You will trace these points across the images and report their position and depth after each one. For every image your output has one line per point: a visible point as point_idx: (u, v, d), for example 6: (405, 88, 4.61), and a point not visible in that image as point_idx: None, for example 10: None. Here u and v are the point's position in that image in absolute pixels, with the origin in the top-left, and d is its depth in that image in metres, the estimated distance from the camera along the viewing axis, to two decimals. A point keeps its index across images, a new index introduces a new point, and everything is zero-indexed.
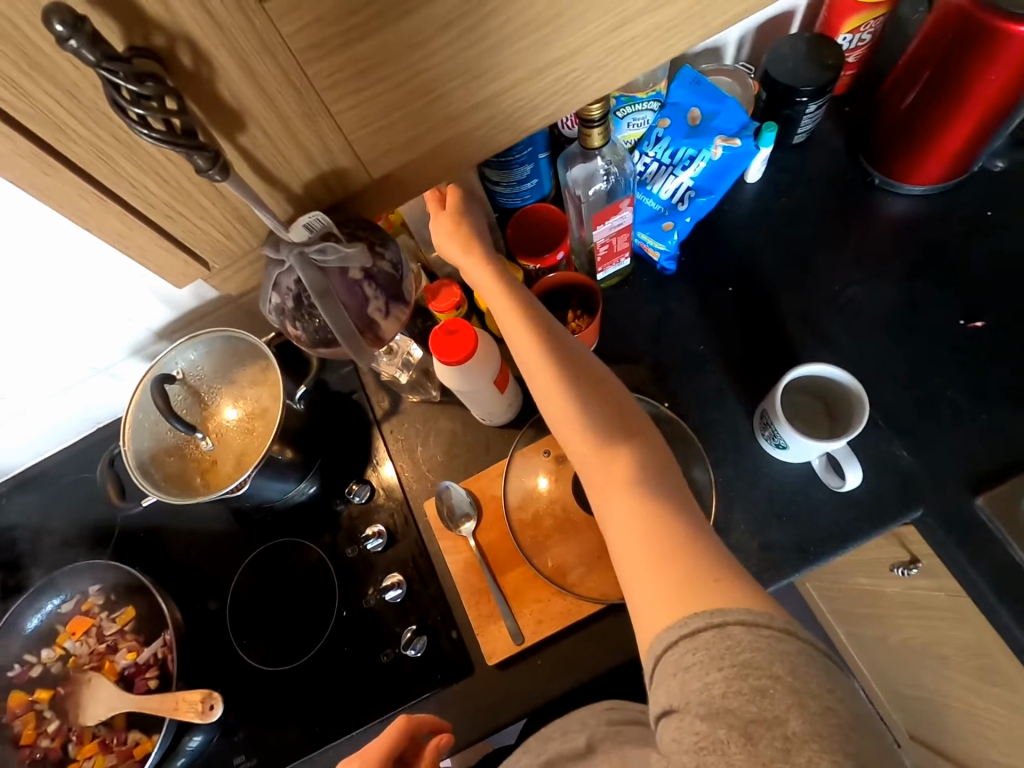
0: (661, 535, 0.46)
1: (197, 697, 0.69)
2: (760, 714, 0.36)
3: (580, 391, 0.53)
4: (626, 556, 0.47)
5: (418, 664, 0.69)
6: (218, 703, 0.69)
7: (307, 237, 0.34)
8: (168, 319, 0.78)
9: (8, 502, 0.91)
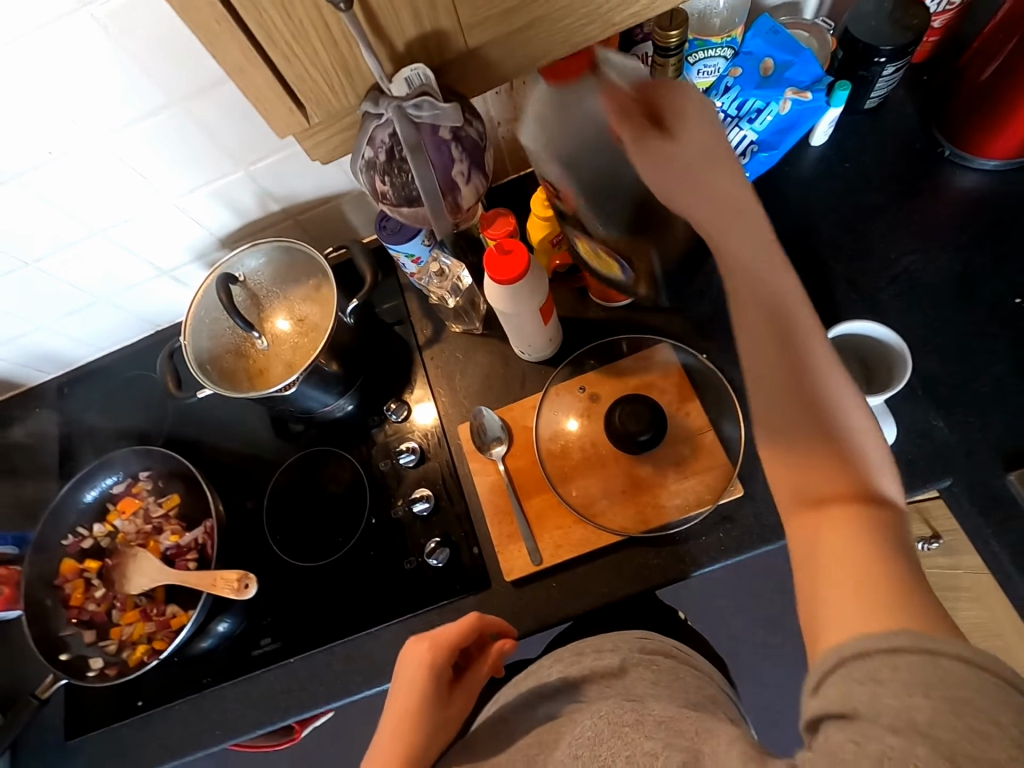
0: (865, 571, 0.40)
1: (233, 576, 0.74)
2: (974, 751, 0.30)
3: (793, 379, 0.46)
4: (819, 555, 0.42)
5: (439, 573, 0.73)
6: (252, 584, 0.74)
7: (408, 91, 0.36)
8: (232, 226, 0.82)
9: (70, 391, 0.97)
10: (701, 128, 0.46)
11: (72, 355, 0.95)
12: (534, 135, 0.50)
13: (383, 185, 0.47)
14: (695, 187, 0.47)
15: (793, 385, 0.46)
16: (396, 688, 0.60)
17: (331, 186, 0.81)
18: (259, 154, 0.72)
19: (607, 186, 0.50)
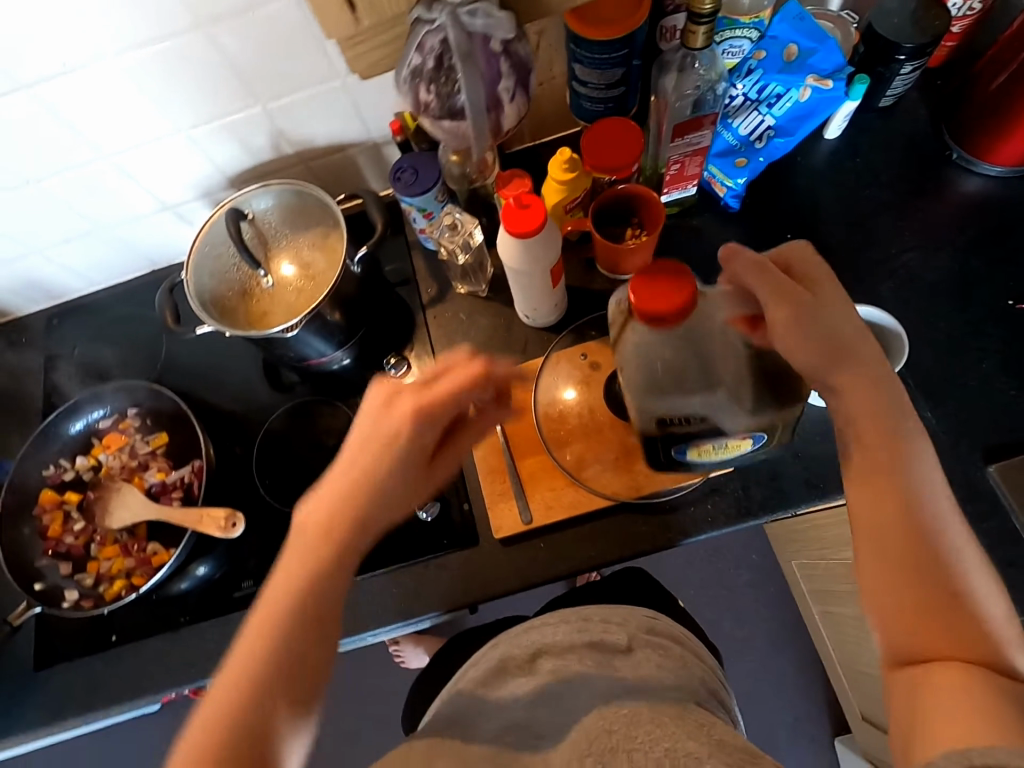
0: (977, 718, 0.42)
1: (221, 514, 0.74)
2: None
3: (917, 524, 0.49)
4: (933, 694, 0.45)
5: (428, 527, 0.74)
6: (239, 524, 0.74)
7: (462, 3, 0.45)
8: (243, 165, 0.81)
9: (59, 324, 0.95)
10: (819, 287, 0.53)
11: (63, 286, 0.93)
12: (639, 383, 0.59)
13: (427, 96, 0.54)
14: (833, 359, 0.51)
15: (905, 541, 0.49)
16: (359, 435, 0.50)
17: (346, 135, 0.81)
18: (279, 92, 0.72)
19: (745, 374, 0.56)
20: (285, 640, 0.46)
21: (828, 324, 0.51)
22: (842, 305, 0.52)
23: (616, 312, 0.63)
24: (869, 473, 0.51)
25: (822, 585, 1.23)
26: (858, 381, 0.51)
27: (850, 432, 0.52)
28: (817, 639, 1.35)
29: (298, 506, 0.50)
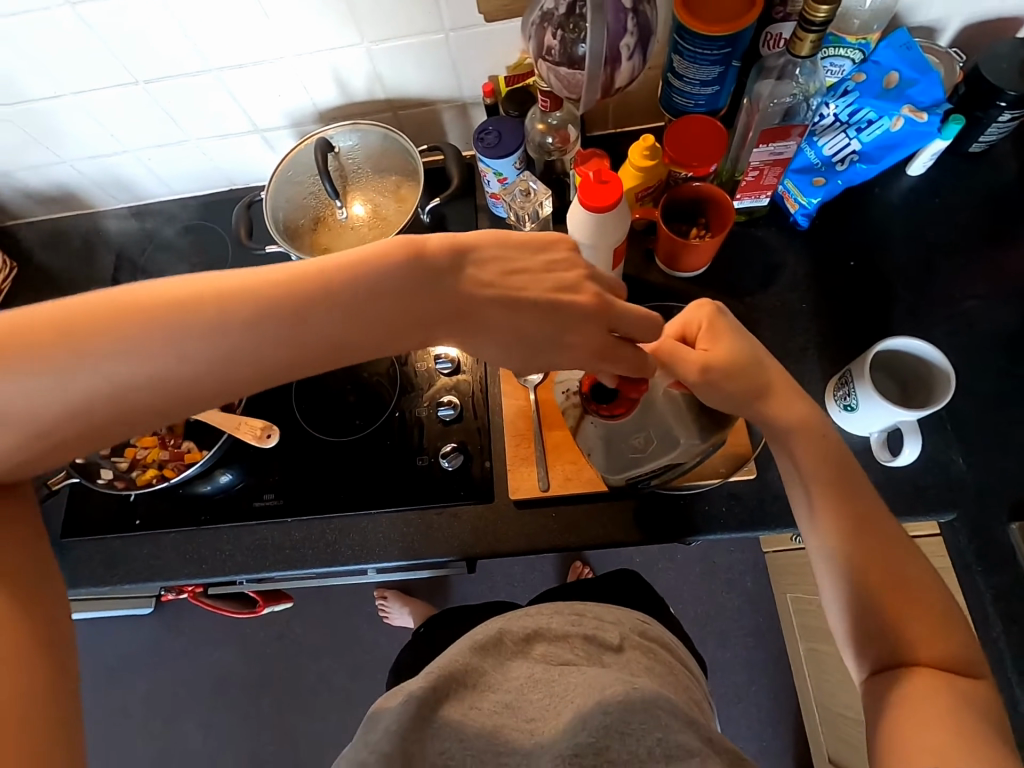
0: (954, 736, 0.43)
1: (259, 425, 0.74)
2: None
3: (868, 537, 0.53)
4: (906, 704, 0.46)
5: (447, 475, 0.76)
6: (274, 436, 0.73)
7: None
8: (336, 102, 0.84)
9: (135, 225, 1.00)
10: (717, 343, 0.58)
11: (146, 188, 0.98)
12: (610, 463, 0.69)
13: (552, 41, 0.62)
14: (758, 397, 0.57)
15: (865, 555, 0.52)
16: (541, 285, 0.50)
17: (437, 91, 0.83)
18: (385, 35, 0.74)
19: (681, 414, 0.65)
20: (219, 321, 0.43)
21: (736, 372, 0.57)
22: (741, 345, 0.58)
23: (566, 400, 0.71)
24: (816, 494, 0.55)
25: (813, 622, 1.23)
26: (787, 405, 0.57)
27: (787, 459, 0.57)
28: (800, 677, 1.34)
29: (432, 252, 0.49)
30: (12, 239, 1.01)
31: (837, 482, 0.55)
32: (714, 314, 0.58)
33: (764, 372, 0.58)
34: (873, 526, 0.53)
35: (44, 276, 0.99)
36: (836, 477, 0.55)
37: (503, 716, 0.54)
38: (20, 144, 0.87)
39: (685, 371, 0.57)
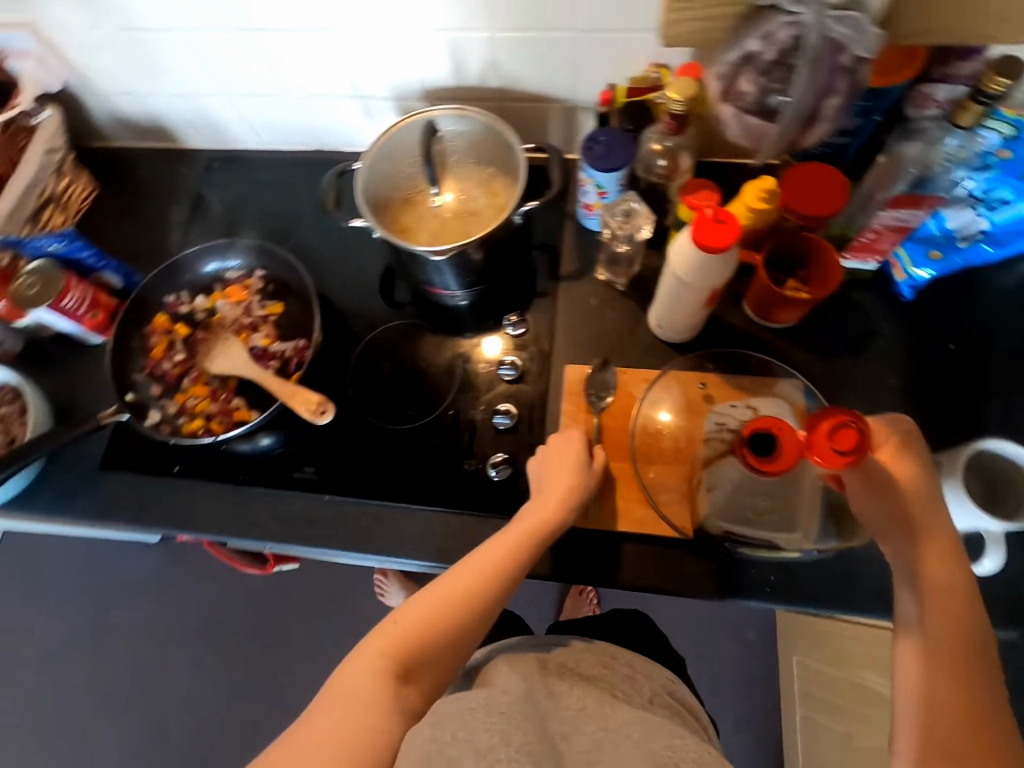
0: None
1: (313, 399, 0.72)
2: None
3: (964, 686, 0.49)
4: None
5: (492, 486, 0.74)
6: (328, 414, 0.72)
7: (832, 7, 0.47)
8: (445, 82, 0.81)
9: (217, 169, 0.99)
10: (893, 471, 0.54)
11: (236, 135, 0.97)
12: (723, 507, 0.67)
13: (749, 84, 0.53)
14: (909, 534, 0.53)
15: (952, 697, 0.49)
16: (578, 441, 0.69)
17: (551, 90, 0.80)
18: (513, 25, 0.71)
19: (811, 510, 0.65)
20: (509, 577, 0.60)
21: (899, 498, 0.53)
22: (927, 479, 0.54)
23: (715, 432, 0.70)
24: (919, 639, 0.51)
25: (820, 692, 1.19)
26: (938, 559, 0.52)
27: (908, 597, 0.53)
28: (790, 743, 1.31)
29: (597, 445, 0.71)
30: (95, 162, 1.00)
31: (956, 620, 0.51)
32: (902, 437, 0.55)
33: (932, 505, 0.53)
34: (969, 693, 0.49)
35: (123, 205, 0.99)
36: (954, 616, 0.51)
37: (558, 741, 0.52)
38: (123, 72, 0.86)
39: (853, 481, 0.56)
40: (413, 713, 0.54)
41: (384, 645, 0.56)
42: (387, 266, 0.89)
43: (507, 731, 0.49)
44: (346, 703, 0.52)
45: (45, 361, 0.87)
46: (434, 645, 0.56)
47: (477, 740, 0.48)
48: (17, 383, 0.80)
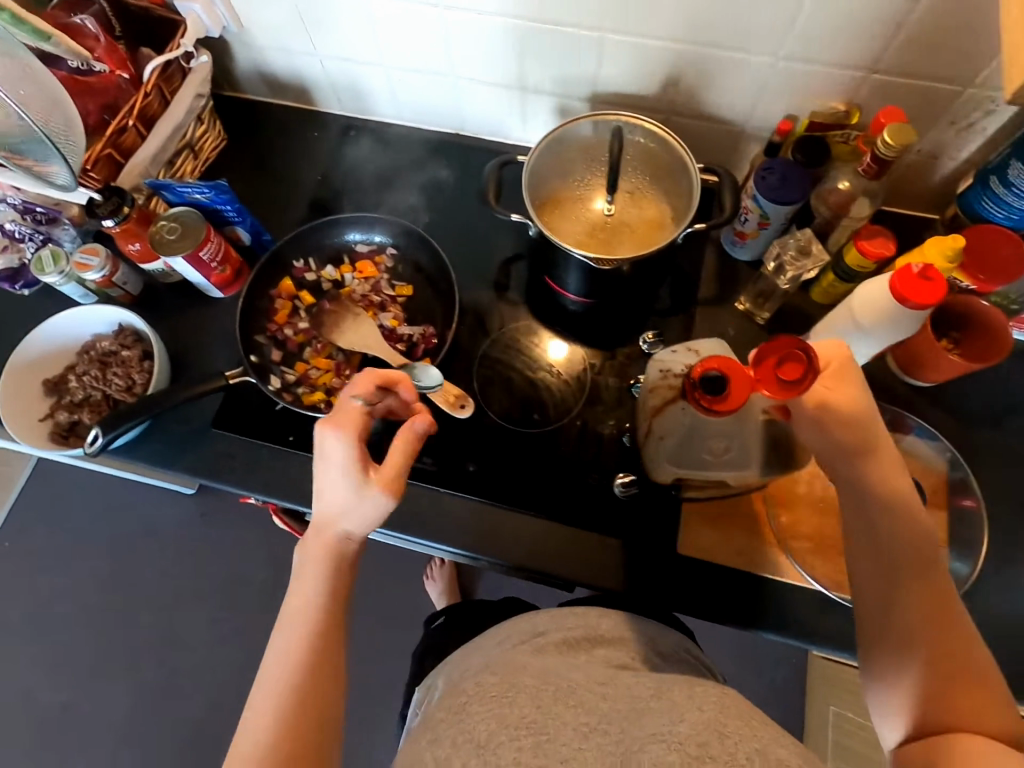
0: None
1: (453, 393, 0.71)
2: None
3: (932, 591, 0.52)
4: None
5: (617, 505, 0.73)
6: (466, 410, 0.71)
7: None
8: (618, 87, 0.79)
9: (352, 138, 0.97)
10: (851, 385, 0.53)
11: (377, 106, 0.95)
12: (679, 451, 0.63)
13: None
14: (867, 453, 0.54)
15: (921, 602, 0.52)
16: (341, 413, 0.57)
17: (728, 111, 0.78)
18: (716, 41, 0.69)
19: (756, 441, 0.61)
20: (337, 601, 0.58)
21: (858, 414, 0.53)
22: (865, 396, 0.54)
23: (661, 380, 0.65)
24: (887, 554, 0.53)
25: (857, 748, 1.19)
26: (894, 472, 0.54)
27: (869, 511, 0.54)
28: None
29: (401, 376, 0.60)
30: (227, 112, 0.98)
31: (910, 526, 0.53)
32: (843, 363, 0.54)
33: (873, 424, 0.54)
34: (936, 584, 0.52)
35: (252, 160, 0.97)
36: (904, 524, 0.53)
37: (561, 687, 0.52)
38: (286, 28, 0.84)
39: (805, 401, 0.53)
40: None
41: (277, 654, 0.56)
42: (510, 259, 0.87)
43: (503, 713, 0.49)
44: (279, 702, 0.54)
45: (162, 309, 0.86)
46: (322, 631, 0.57)
47: (476, 735, 0.48)
48: (142, 331, 0.80)
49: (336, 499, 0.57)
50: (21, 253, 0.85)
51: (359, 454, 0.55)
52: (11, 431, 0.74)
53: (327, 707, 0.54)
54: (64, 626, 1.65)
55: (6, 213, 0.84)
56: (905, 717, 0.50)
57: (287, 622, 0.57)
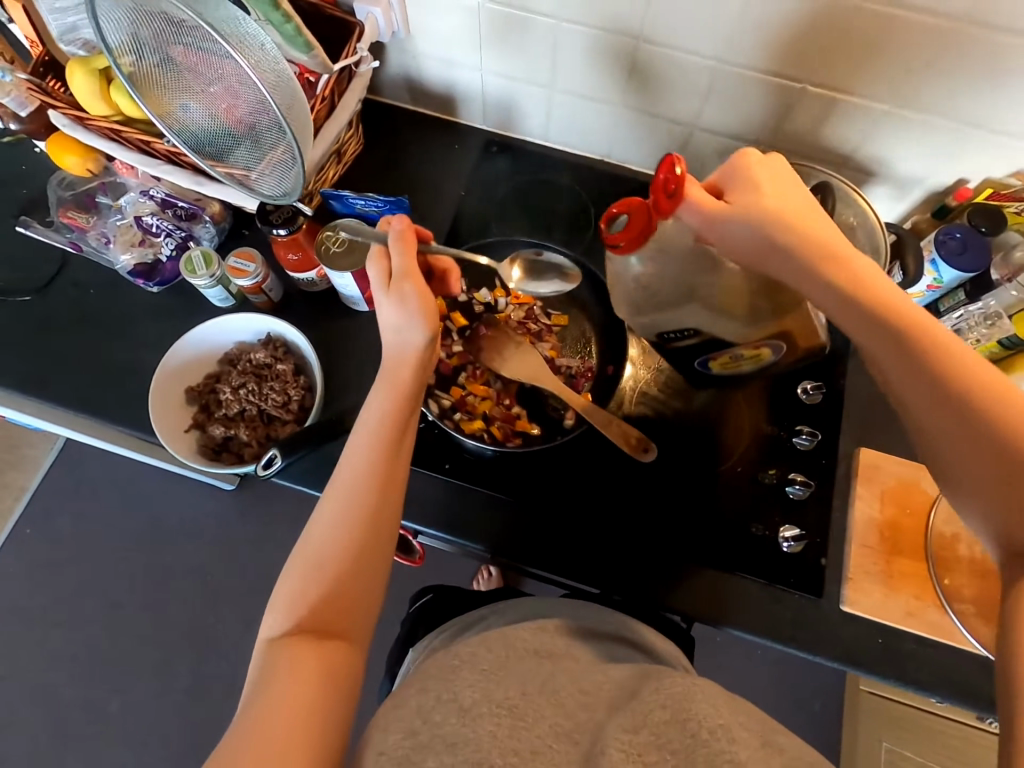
0: None
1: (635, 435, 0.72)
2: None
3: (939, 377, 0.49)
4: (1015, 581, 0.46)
5: (782, 557, 0.74)
6: (651, 451, 0.71)
7: None
8: (794, 131, 0.79)
9: (494, 152, 0.94)
10: (752, 190, 0.54)
11: (523, 122, 0.93)
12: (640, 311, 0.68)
13: None
14: (781, 252, 0.52)
15: (934, 403, 0.49)
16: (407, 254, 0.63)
17: (902, 169, 0.79)
18: (921, 104, 0.70)
19: (734, 295, 0.60)
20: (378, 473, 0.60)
21: (775, 214, 0.52)
22: (771, 180, 0.55)
23: None
24: (894, 351, 0.50)
25: None
26: (844, 272, 0.51)
27: (823, 300, 0.52)
28: None
29: (405, 215, 0.64)
30: (366, 114, 0.95)
31: (887, 321, 0.50)
32: (756, 164, 0.55)
33: (772, 205, 0.53)
34: (960, 375, 0.48)
35: (389, 166, 0.94)
36: (859, 314, 0.51)
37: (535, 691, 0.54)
38: (459, 42, 0.81)
39: (692, 217, 0.55)
40: (332, 665, 0.53)
41: (345, 483, 0.60)
42: None
43: (490, 689, 0.52)
44: (327, 559, 0.57)
45: (304, 318, 0.82)
46: (386, 452, 0.61)
47: (460, 699, 0.51)
48: (292, 343, 0.76)
49: (393, 324, 0.63)
50: (156, 248, 0.80)
51: (385, 267, 0.63)
52: (163, 442, 0.70)
53: (366, 587, 0.57)
54: (86, 625, 1.56)
55: (145, 206, 0.80)
56: (1001, 542, 0.49)
57: (354, 458, 0.61)
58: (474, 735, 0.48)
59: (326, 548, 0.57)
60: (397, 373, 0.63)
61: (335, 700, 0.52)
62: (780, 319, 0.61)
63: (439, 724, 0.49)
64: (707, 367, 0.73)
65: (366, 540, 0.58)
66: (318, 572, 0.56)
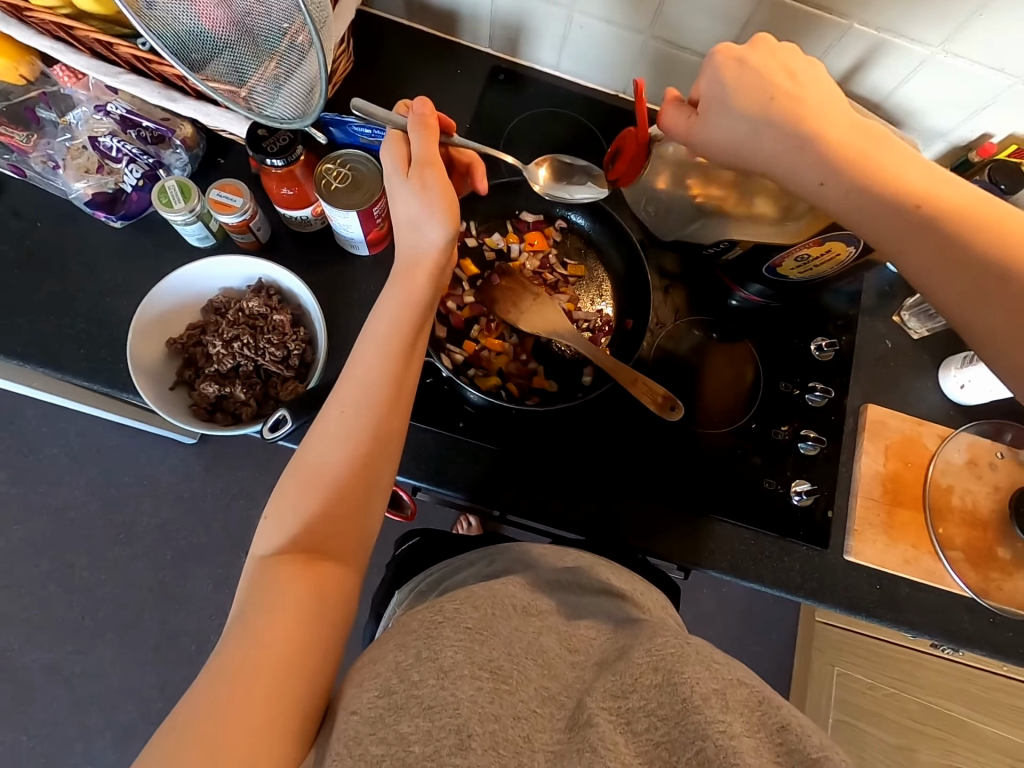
0: None
1: (659, 393, 0.71)
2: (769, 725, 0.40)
3: (957, 239, 0.47)
4: None
5: (792, 511, 0.75)
6: (677, 408, 0.70)
7: None
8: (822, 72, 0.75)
9: (499, 82, 0.86)
10: (734, 79, 0.54)
11: (531, 48, 0.84)
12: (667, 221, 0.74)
13: None
14: (788, 127, 0.52)
15: (953, 263, 0.47)
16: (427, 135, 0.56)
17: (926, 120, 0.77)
18: (959, 52, 0.66)
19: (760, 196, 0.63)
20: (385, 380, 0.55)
21: (763, 99, 0.53)
22: (772, 66, 0.53)
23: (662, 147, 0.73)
24: (892, 218, 0.49)
25: None
26: (851, 149, 0.50)
27: (810, 177, 0.52)
28: None
29: (427, 97, 0.57)
30: (357, 29, 0.84)
31: (898, 191, 0.49)
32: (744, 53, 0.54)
33: (771, 87, 0.53)
34: (976, 235, 0.47)
35: (383, 92, 0.84)
36: (874, 187, 0.49)
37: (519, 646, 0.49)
38: None
39: (674, 135, 0.59)
40: (323, 589, 0.48)
41: (351, 383, 0.55)
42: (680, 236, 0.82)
43: (472, 649, 0.46)
44: (330, 475, 0.52)
45: (297, 263, 0.74)
46: (396, 353, 0.56)
47: (440, 658, 0.45)
48: (286, 290, 0.69)
49: (408, 216, 0.57)
50: (118, 176, 0.69)
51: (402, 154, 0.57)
52: (148, 403, 0.62)
53: (366, 508, 0.53)
54: (34, 588, 1.43)
55: (102, 125, 0.69)
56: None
57: (360, 361, 0.55)
58: (453, 698, 0.42)
59: (325, 456, 0.53)
60: (403, 271, 0.58)
61: (324, 634, 0.47)
62: (815, 216, 0.61)
63: (417, 684, 0.43)
64: (775, 274, 0.74)
65: (371, 451, 0.53)
66: (319, 485, 0.52)
